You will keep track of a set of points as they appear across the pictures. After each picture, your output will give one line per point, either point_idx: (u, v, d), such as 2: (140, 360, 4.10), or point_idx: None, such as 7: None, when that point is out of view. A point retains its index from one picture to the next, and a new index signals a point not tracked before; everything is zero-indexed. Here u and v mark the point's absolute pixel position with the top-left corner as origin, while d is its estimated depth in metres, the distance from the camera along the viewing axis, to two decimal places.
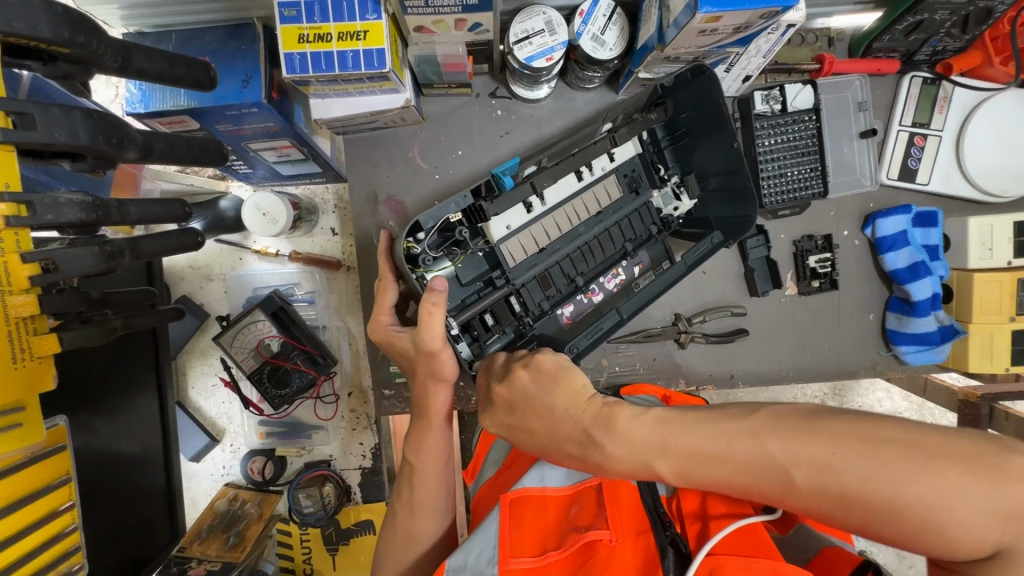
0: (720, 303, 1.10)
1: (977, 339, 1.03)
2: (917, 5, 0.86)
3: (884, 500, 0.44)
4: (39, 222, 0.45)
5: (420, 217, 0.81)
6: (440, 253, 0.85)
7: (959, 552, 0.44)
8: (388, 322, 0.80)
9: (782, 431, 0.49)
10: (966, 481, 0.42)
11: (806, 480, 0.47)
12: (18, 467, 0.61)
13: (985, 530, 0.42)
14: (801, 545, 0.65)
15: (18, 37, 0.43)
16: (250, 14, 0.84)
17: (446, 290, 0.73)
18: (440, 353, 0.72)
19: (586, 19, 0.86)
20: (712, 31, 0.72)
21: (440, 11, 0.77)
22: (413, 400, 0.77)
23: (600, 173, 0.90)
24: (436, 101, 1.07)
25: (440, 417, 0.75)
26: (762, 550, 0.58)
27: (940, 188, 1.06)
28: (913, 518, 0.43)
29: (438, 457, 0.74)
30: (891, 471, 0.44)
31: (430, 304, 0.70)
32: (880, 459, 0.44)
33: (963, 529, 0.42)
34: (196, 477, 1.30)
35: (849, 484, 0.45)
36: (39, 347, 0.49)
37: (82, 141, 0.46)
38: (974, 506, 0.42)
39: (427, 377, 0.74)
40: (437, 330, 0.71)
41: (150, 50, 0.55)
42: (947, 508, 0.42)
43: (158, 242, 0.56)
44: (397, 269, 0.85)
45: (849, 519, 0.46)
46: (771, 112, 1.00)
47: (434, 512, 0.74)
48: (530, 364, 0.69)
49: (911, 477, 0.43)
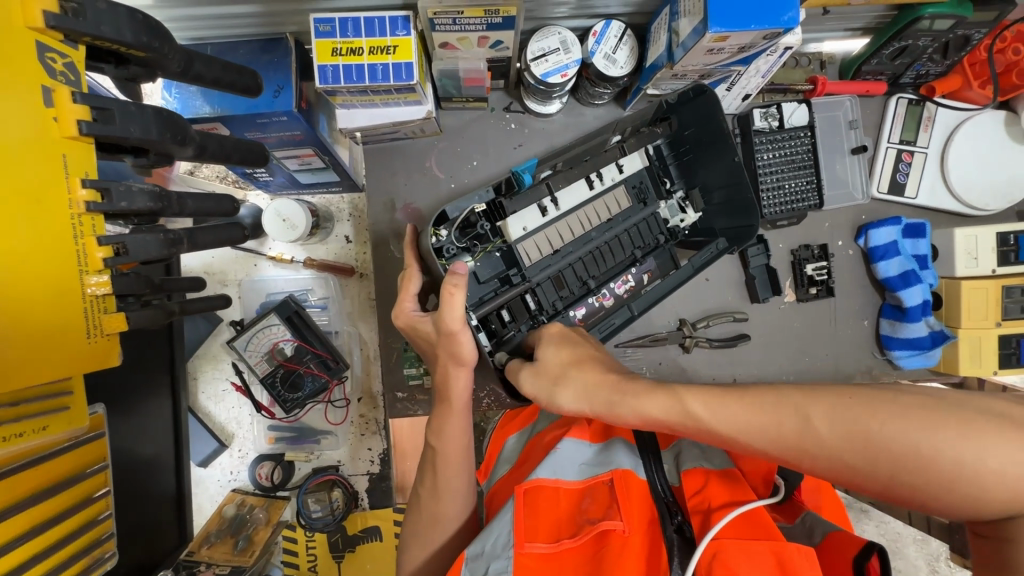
0: (722, 309, 1.14)
1: (966, 343, 1.09)
2: (901, 33, 0.94)
3: (912, 445, 0.44)
4: (114, 208, 0.49)
5: (447, 207, 0.86)
6: (463, 245, 0.90)
7: (996, 504, 0.44)
8: (411, 308, 0.83)
9: (794, 387, 0.52)
10: (994, 436, 0.43)
11: (828, 426, 0.48)
12: (64, 450, 0.72)
13: (1020, 479, 0.43)
14: (807, 528, 0.65)
15: (102, 39, 0.46)
16: (284, 29, 0.88)
17: (466, 274, 0.77)
18: (459, 333, 0.74)
19: (598, 39, 0.93)
20: (718, 49, 0.78)
21: (465, 29, 0.83)
22: (434, 384, 0.81)
23: (610, 183, 0.95)
24: (453, 114, 1.12)
25: (460, 402, 0.78)
26: (765, 532, 0.60)
27: (926, 202, 1.13)
28: (943, 465, 0.43)
29: (459, 440, 0.78)
30: (917, 417, 0.45)
31: (451, 285, 0.73)
32: (904, 401, 0.47)
33: (996, 476, 0.43)
34: (203, 482, 1.29)
35: (873, 429, 0.46)
36: (107, 325, 0.52)
37: (153, 136, 0.49)
38: (1006, 458, 0.43)
39: (449, 361, 0.77)
40: (457, 310, 0.73)
41: (207, 57, 0.60)
42: (965, 463, 0.43)
43: (210, 234, 0.63)
44: (421, 259, 0.89)
45: (877, 472, 0.46)
46: (769, 129, 1.07)
47: (459, 494, 0.77)
48: (549, 350, 0.75)
49: (941, 424, 0.44)
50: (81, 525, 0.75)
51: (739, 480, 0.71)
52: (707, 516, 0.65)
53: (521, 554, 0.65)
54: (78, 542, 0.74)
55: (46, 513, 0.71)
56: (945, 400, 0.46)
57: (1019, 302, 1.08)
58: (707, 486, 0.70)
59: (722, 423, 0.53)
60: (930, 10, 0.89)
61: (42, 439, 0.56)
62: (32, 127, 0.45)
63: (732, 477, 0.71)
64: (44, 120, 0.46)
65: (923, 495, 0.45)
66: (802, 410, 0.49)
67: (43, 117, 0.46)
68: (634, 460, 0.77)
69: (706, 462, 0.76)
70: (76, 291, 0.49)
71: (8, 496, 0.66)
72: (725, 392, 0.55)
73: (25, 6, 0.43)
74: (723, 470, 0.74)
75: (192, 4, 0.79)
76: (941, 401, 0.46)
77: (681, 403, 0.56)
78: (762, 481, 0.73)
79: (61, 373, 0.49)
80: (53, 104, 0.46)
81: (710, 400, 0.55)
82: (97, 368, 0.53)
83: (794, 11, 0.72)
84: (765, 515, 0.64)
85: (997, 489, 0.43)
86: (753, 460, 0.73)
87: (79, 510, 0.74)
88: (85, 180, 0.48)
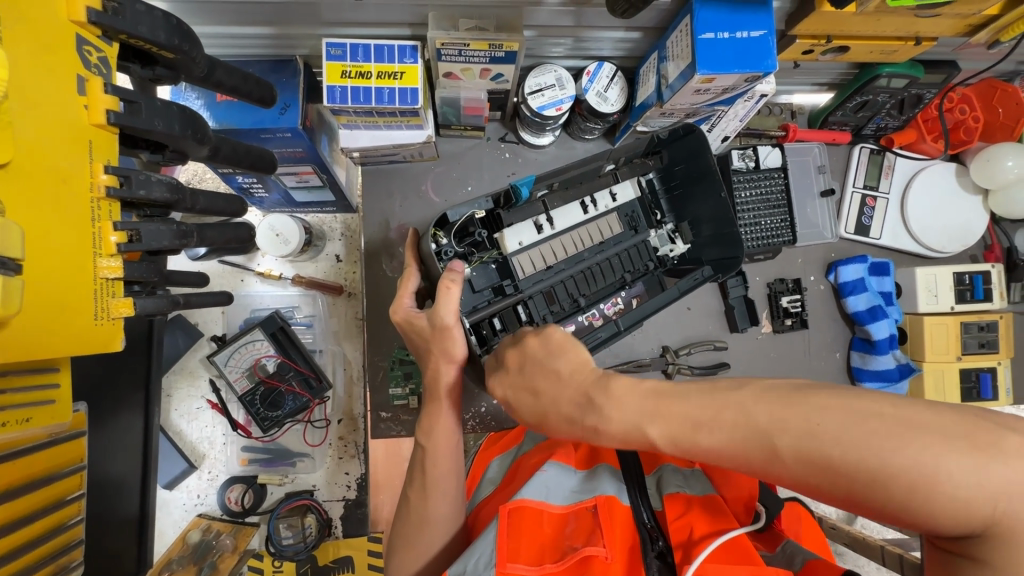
0: (703, 338, 1.18)
1: (931, 376, 1.16)
2: (863, 89, 1.04)
3: (873, 463, 0.45)
4: (133, 195, 0.51)
5: (448, 211, 0.92)
6: (464, 246, 0.95)
7: (947, 522, 0.45)
8: (409, 304, 0.86)
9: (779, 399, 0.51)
10: (956, 456, 0.44)
11: (794, 442, 0.48)
12: (45, 446, 0.71)
13: (970, 500, 0.43)
14: (787, 556, 0.65)
15: (138, 39, 0.50)
16: (294, 52, 0.92)
17: (463, 272, 0.79)
18: (452, 329, 0.77)
19: (591, 78, 0.99)
20: (706, 90, 0.85)
21: (470, 60, 0.87)
22: (425, 381, 0.83)
23: (603, 210, 1.01)
24: (450, 141, 1.17)
25: (449, 398, 0.80)
26: (748, 556, 0.60)
27: (889, 242, 1.22)
28: (902, 481, 0.44)
29: (448, 436, 0.78)
30: (878, 434, 0.45)
31: (448, 280, 0.76)
32: (864, 431, 0.46)
33: (956, 495, 0.43)
34: (167, 505, 1.23)
35: (832, 452, 0.46)
36: (115, 309, 0.52)
37: (176, 131, 0.53)
38: (961, 479, 0.43)
39: (440, 357, 0.78)
40: (453, 304, 0.76)
41: (229, 66, 0.63)
42: (932, 479, 0.44)
43: (220, 232, 0.66)
44: (420, 257, 0.96)
45: (836, 488, 0.47)
46: (747, 169, 1.14)
47: (448, 493, 0.77)
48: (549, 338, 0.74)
49: (914, 447, 0.44)
50: (50, 529, 0.73)
51: (721, 509, 0.69)
52: (689, 549, 0.65)
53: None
54: (48, 545, 0.72)
55: (21, 511, 0.68)
56: (915, 422, 0.45)
57: (976, 337, 1.16)
58: (689, 511, 0.69)
59: (703, 428, 0.53)
60: (886, 70, 1.00)
61: (23, 431, 0.55)
62: (65, 112, 0.47)
63: (714, 506, 0.69)
64: (77, 109, 0.48)
65: (884, 510, 0.46)
66: (783, 419, 0.49)
67: (75, 104, 0.48)
68: (618, 486, 0.75)
69: (687, 488, 0.74)
70: (90, 273, 0.50)
71: None
72: (710, 395, 0.54)
73: (70, 2, 0.46)
74: (704, 497, 0.72)
75: (210, 22, 0.83)
76: (897, 425, 0.46)
77: (650, 420, 0.56)
78: (744, 510, 0.71)
79: (68, 353, 0.49)
80: (85, 93, 0.48)
81: (689, 412, 0.54)
82: (98, 351, 0.52)
83: (772, 57, 0.79)
84: (748, 542, 0.63)
85: (948, 516, 0.44)
86: (737, 486, 0.73)
87: (52, 512, 0.72)
88: (107, 166, 0.50)
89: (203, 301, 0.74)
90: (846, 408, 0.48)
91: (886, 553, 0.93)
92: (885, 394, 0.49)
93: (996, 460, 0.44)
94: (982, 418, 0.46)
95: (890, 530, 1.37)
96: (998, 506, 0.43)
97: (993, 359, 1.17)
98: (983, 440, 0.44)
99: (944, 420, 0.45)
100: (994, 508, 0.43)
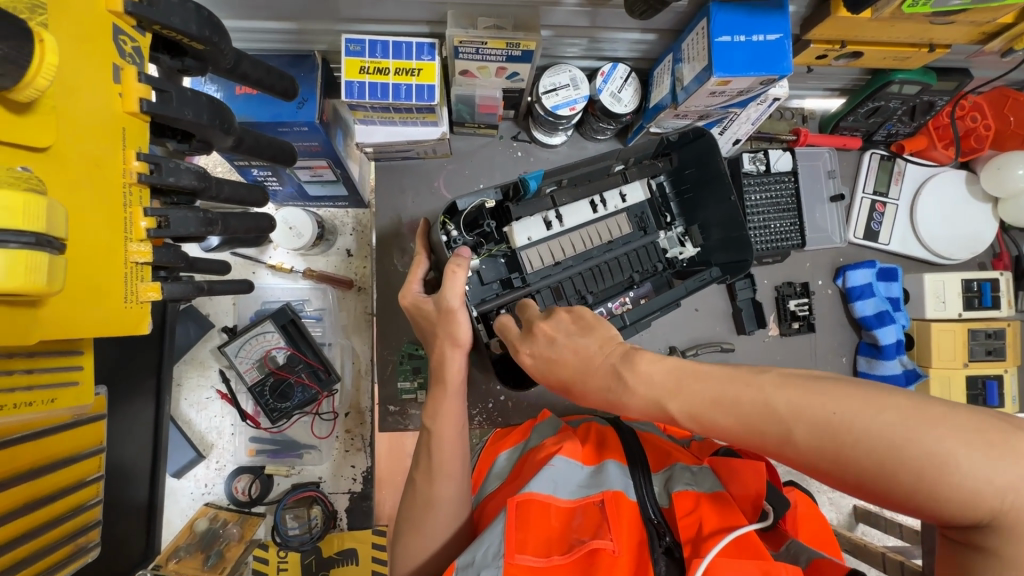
0: (710, 339, 1.19)
1: (937, 382, 1.16)
2: (875, 95, 1.05)
3: (883, 455, 0.46)
4: (162, 182, 0.53)
5: (459, 200, 0.92)
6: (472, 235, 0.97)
7: (960, 513, 0.45)
8: (417, 290, 0.87)
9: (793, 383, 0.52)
10: (968, 451, 0.44)
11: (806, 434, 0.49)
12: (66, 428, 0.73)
13: (980, 494, 0.44)
14: (793, 556, 0.66)
15: (171, 29, 0.51)
16: (313, 47, 0.93)
17: (469, 257, 0.81)
18: (457, 312, 0.78)
19: (605, 79, 1.00)
20: (721, 92, 0.86)
21: (486, 58, 0.88)
22: (430, 365, 0.84)
23: (613, 210, 1.02)
24: (463, 138, 1.18)
25: (454, 381, 0.81)
26: (757, 552, 0.61)
27: (898, 248, 1.22)
28: (915, 473, 0.45)
29: (453, 419, 0.80)
30: (890, 427, 0.46)
31: (455, 264, 0.78)
32: (881, 425, 0.47)
33: (968, 489, 0.44)
34: (174, 494, 1.24)
35: (847, 440, 0.48)
36: (144, 293, 0.54)
37: (204, 121, 0.55)
38: (972, 473, 0.44)
39: (446, 340, 0.80)
40: (459, 287, 0.77)
41: (254, 59, 0.64)
42: (944, 473, 0.44)
43: (242, 221, 0.67)
44: (430, 247, 0.97)
45: (846, 476, 0.48)
46: (756, 172, 1.16)
47: (453, 477, 0.78)
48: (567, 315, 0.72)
49: (927, 440, 0.45)
50: (69, 509, 0.74)
51: (730, 505, 0.70)
52: (698, 545, 0.65)
53: (511, 565, 0.64)
54: (66, 526, 0.74)
55: (40, 491, 0.69)
56: (928, 417, 0.46)
57: (983, 344, 1.17)
58: (699, 507, 0.69)
59: (716, 416, 0.54)
60: (900, 76, 1.01)
61: (48, 411, 0.57)
62: (102, 98, 0.48)
63: (723, 502, 0.70)
64: (112, 96, 0.49)
65: (899, 501, 0.47)
66: (796, 412, 0.50)
67: (110, 92, 0.49)
68: (626, 480, 0.75)
69: (696, 486, 0.74)
70: (121, 257, 0.51)
71: (10, 467, 0.65)
72: (724, 389, 0.55)
73: None
74: (714, 493, 0.71)
75: (232, 17, 0.84)
76: (910, 418, 0.46)
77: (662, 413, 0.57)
78: (751, 508, 0.72)
79: (98, 334, 0.50)
80: (120, 81, 0.49)
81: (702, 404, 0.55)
82: (125, 334, 0.53)
83: (788, 60, 0.80)
84: (756, 540, 0.63)
85: (961, 507, 0.45)
86: (744, 484, 0.72)
87: (72, 493, 0.74)
88: (139, 153, 0.51)
89: (225, 289, 0.76)
90: (860, 402, 0.48)
91: (887, 558, 0.93)
92: (898, 388, 0.49)
93: (1008, 456, 0.44)
94: (992, 417, 0.47)
95: (892, 538, 1.37)
96: (1004, 498, 0.44)
97: (999, 367, 1.18)
98: (997, 438, 0.45)
99: (958, 414, 0.46)
100: (1002, 501, 0.44)
